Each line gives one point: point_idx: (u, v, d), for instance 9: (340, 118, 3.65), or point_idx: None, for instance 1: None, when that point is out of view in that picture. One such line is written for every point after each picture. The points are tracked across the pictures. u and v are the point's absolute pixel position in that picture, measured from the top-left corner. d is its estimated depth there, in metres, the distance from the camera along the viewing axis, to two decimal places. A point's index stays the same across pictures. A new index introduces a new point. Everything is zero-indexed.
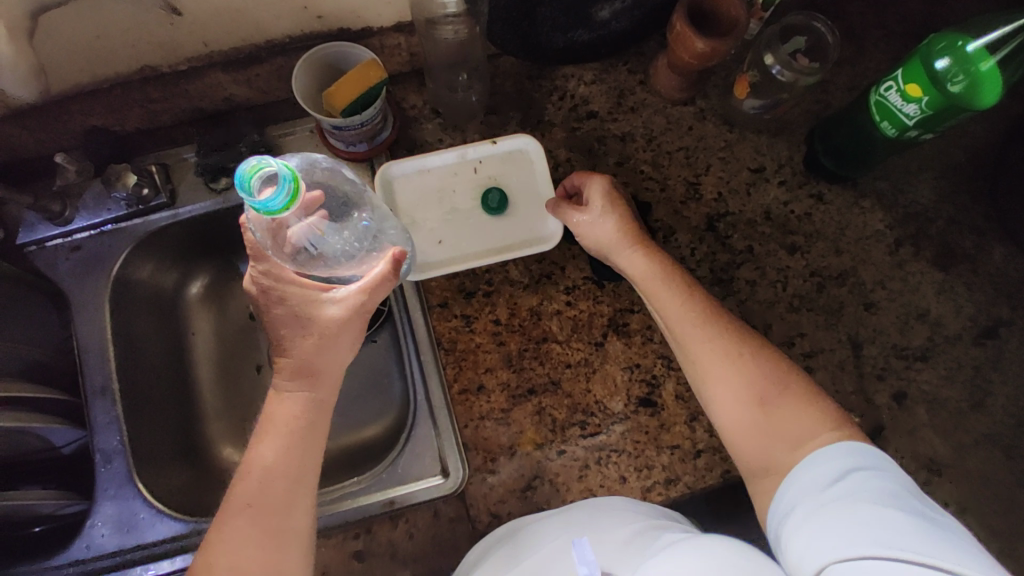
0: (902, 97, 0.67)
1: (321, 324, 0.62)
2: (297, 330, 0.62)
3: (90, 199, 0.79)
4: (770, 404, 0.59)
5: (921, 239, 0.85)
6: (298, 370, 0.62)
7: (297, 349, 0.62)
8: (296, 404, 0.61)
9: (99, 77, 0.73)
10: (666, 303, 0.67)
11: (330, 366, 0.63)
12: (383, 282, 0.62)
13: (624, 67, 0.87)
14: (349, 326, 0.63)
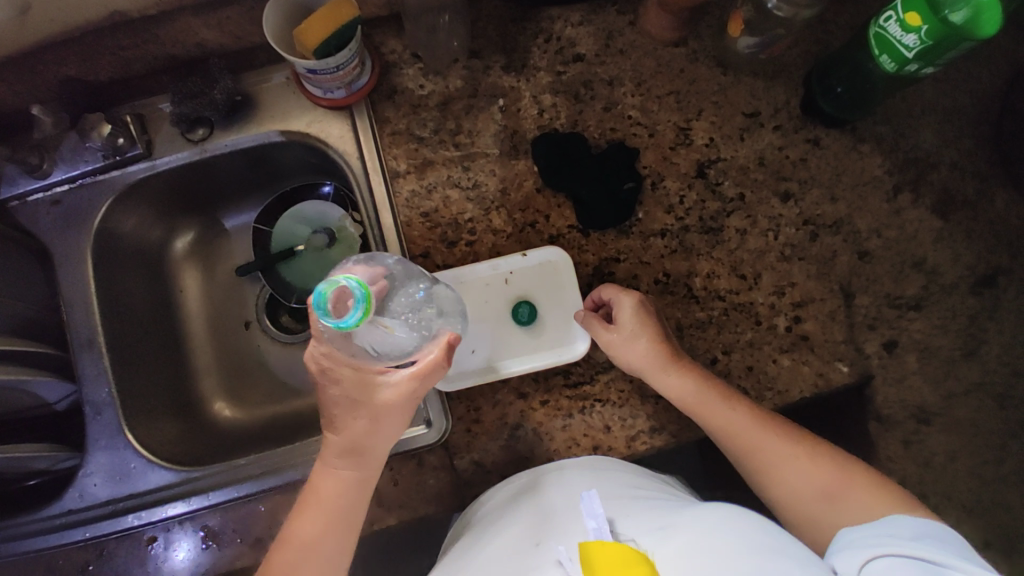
0: (902, 28, 0.64)
1: (371, 408, 0.63)
2: (348, 409, 0.63)
3: (66, 151, 0.78)
4: (839, 499, 0.62)
5: (921, 186, 0.82)
6: (341, 447, 0.63)
7: (345, 430, 0.63)
8: (340, 483, 0.63)
9: (69, 26, 0.71)
10: (723, 415, 0.68)
11: (377, 449, 0.64)
12: (434, 369, 0.63)
13: (612, 8, 0.83)
14: (394, 412, 0.63)
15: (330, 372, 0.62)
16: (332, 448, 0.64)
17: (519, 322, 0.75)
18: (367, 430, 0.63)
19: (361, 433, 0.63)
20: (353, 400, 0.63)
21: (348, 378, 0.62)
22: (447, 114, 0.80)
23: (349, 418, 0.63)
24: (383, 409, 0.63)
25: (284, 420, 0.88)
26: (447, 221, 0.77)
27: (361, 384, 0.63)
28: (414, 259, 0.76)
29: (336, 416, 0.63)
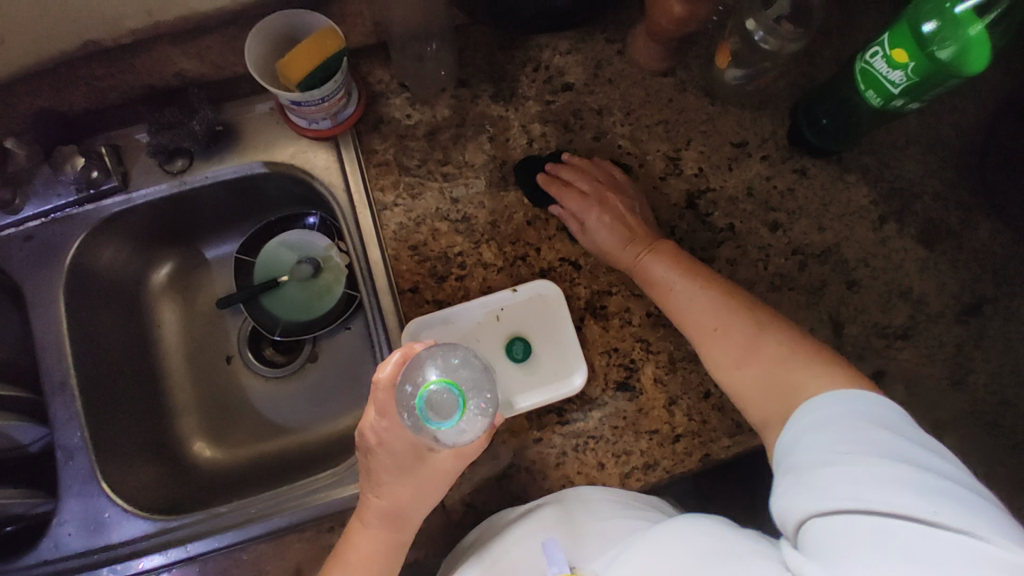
0: (888, 64, 0.64)
1: (416, 474, 0.62)
2: (395, 477, 0.62)
3: (39, 185, 0.75)
4: (753, 354, 0.61)
5: (906, 215, 0.83)
6: (378, 511, 0.62)
7: (386, 494, 0.62)
8: (375, 544, 0.61)
9: (43, 59, 0.68)
10: (666, 270, 0.70)
11: (414, 515, 0.63)
12: (476, 448, 0.62)
13: (601, 36, 0.83)
14: (436, 479, 0.63)
15: (382, 434, 0.62)
16: (371, 510, 0.62)
17: (514, 359, 0.74)
18: (409, 495, 0.62)
19: (402, 498, 0.62)
20: (400, 466, 0.62)
21: (398, 442, 0.62)
22: (435, 145, 0.78)
23: (393, 482, 0.62)
24: (426, 477, 0.62)
25: (270, 458, 0.86)
26: (436, 255, 0.76)
27: (409, 450, 0.62)
28: (403, 294, 0.74)
29: (380, 478, 0.62)
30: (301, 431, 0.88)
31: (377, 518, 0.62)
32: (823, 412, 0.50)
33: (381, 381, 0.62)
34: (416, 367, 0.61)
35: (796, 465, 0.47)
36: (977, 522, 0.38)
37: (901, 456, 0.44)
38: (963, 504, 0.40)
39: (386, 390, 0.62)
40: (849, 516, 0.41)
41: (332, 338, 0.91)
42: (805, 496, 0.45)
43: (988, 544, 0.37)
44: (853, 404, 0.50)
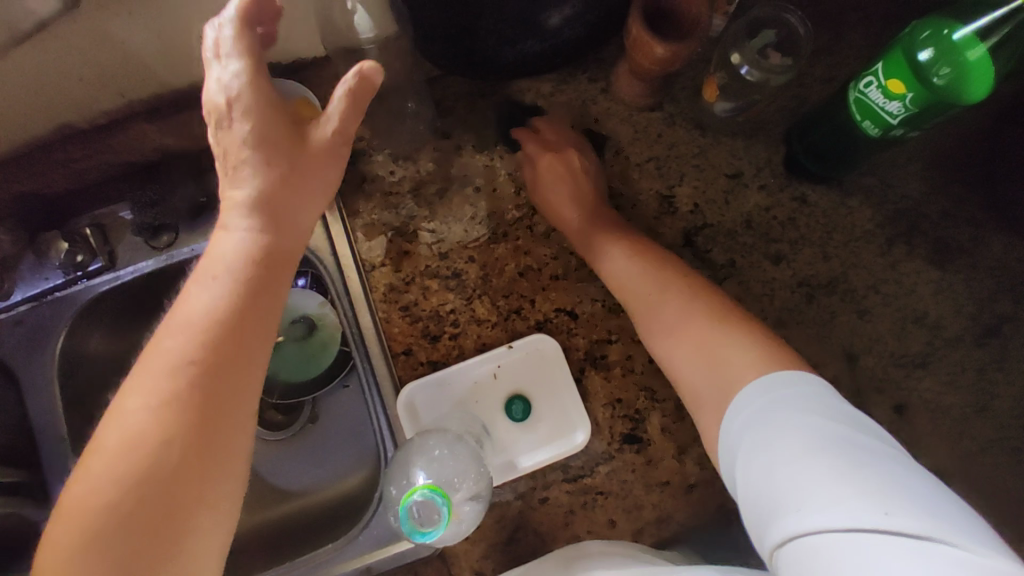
0: (884, 95, 0.61)
1: (277, 205, 0.49)
2: (259, 153, 0.48)
3: (25, 270, 0.75)
4: (680, 327, 0.63)
5: (914, 236, 0.79)
6: (237, 185, 0.49)
7: (227, 243, 0.48)
8: (235, 249, 0.48)
9: (18, 144, 0.70)
10: (605, 263, 0.71)
11: (289, 209, 0.50)
12: (348, 112, 0.50)
13: (583, 75, 0.81)
14: (302, 218, 0.51)
15: (237, 158, 0.49)
16: (211, 262, 0.48)
17: (514, 419, 0.71)
18: (264, 262, 0.48)
19: (269, 214, 0.49)
20: (262, 202, 0.49)
21: (267, 136, 0.48)
22: (420, 200, 0.77)
23: (232, 241, 0.48)
24: (289, 132, 0.49)
25: (275, 525, 0.85)
26: (428, 314, 0.74)
27: (274, 139, 0.49)
28: (396, 357, 0.73)
29: (228, 212, 0.49)
30: (305, 494, 0.86)
31: (223, 283, 0.46)
32: (758, 404, 0.52)
33: (224, 24, 0.48)
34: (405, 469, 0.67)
35: (749, 476, 0.49)
36: (930, 518, 0.41)
37: (848, 451, 0.45)
38: (909, 498, 0.42)
39: (241, 31, 0.48)
40: (809, 536, 0.43)
41: (332, 398, 0.88)
42: (777, 515, 0.46)
43: (939, 544, 0.39)
44: (786, 391, 0.51)
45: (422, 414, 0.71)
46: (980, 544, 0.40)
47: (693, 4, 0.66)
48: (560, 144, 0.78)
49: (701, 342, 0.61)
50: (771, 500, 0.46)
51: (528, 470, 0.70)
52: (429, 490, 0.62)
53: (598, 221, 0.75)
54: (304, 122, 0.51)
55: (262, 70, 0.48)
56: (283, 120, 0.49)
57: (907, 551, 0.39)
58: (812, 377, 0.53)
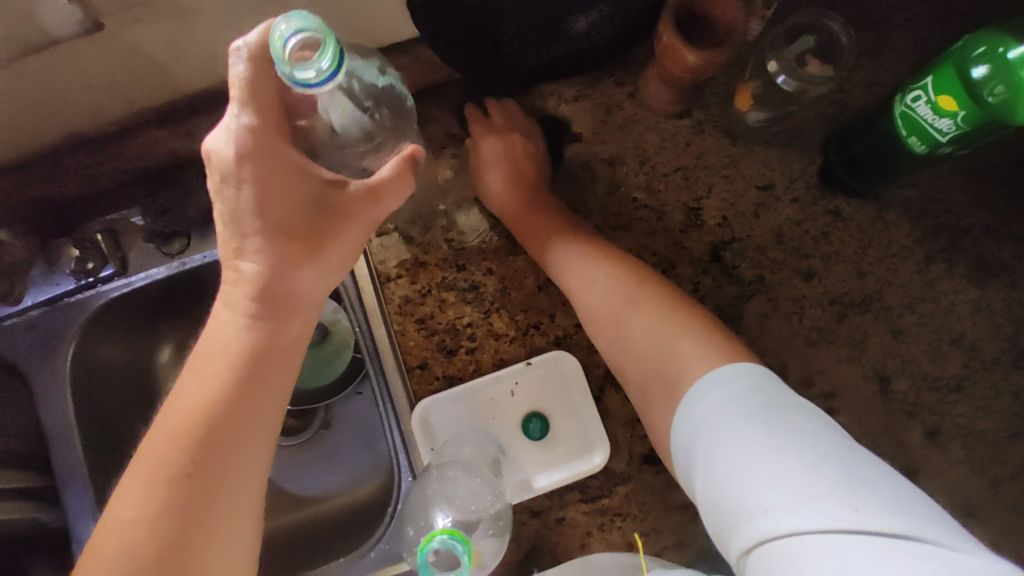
0: (934, 111, 0.58)
1: (284, 287, 0.48)
2: (266, 240, 0.47)
3: (38, 276, 0.72)
4: (628, 317, 0.60)
5: (955, 252, 0.75)
6: (246, 261, 0.48)
7: (232, 331, 0.49)
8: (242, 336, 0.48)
9: (29, 149, 0.68)
10: (554, 251, 0.67)
11: (303, 296, 0.50)
12: (397, 185, 0.49)
13: (609, 79, 0.77)
14: (309, 288, 0.50)
15: (241, 226, 0.47)
16: (215, 356, 0.48)
17: (530, 438, 0.69)
18: (269, 342, 0.49)
19: (277, 295, 0.48)
20: (269, 290, 0.48)
21: (277, 214, 0.47)
22: (438, 209, 0.74)
23: (238, 322, 0.48)
24: (302, 207, 0.47)
25: (284, 533, 0.82)
26: (444, 327, 0.72)
27: (284, 208, 0.47)
28: (411, 371, 0.71)
29: (237, 294, 0.49)
30: (319, 501, 0.84)
31: (225, 370, 0.48)
32: (716, 397, 0.49)
33: (240, 56, 0.45)
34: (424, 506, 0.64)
35: (714, 477, 0.46)
36: (893, 516, 0.39)
37: (815, 450, 0.43)
38: (876, 492, 0.40)
39: (251, 94, 0.45)
40: (780, 542, 0.40)
41: (345, 404, 0.87)
42: (739, 521, 0.43)
43: (913, 542, 0.37)
44: (746, 386, 0.49)
45: (436, 431, 0.69)
46: (953, 538, 0.38)
47: (727, 9, 0.62)
48: (506, 128, 0.76)
49: (650, 334, 0.58)
50: (733, 506, 0.44)
51: (545, 489, 0.68)
52: (449, 537, 0.52)
53: (534, 209, 0.72)
54: (321, 187, 0.47)
55: (276, 130, 0.46)
56: (301, 175, 0.47)
57: (882, 552, 0.37)
58: (763, 370, 0.51)
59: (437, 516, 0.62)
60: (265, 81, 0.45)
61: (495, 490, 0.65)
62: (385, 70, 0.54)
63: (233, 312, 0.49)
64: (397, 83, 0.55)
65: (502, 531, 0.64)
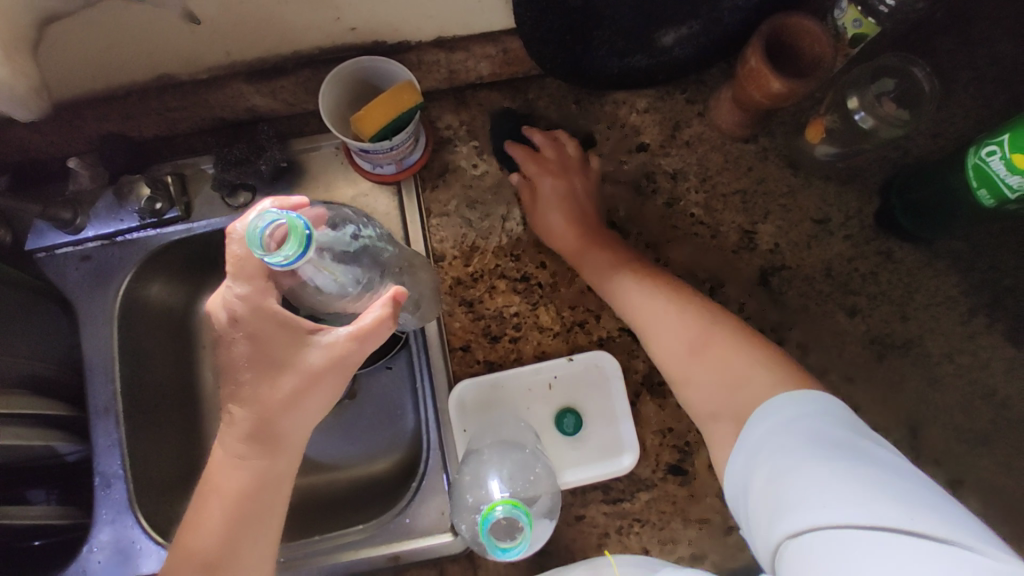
0: (1006, 167, 0.59)
1: (271, 428, 0.53)
2: (255, 387, 0.52)
3: (102, 208, 0.74)
4: (704, 354, 0.61)
5: (999, 310, 0.76)
6: (237, 406, 0.54)
7: (227, 472, 0.54)
8: (238, 470, 0.54)
9: (113, 85, 0.67)
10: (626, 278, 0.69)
11: (292, 430, 0.55)
12: (378, 328, 0.52)
13: (681, 95, 0.79)
14: (300, 425, 0.55)
15: (235, 378, 0.53)
16: (213, 490, 0.55)
17: (563, 433, 0.70)
18: (261, 476, 0.54)
19: (266, 432, 0.54)
20: (257, 431, 0.53)
21: (267, 363, 0.52)
22: (499, 198, 0.76)
23: (233, 461, 0.54)
24: (286, 350, 0.52)
25: (296, 494, 0.81)
26: (492, 314, 0.73)
27: (272, 360, 0.52)
28: (453, 352, 0.72)
29: (232, 434, 0.54)
30: (335, 469, 0.82)
31: (219, 505, 0.54)
32: (783, 415, 0.52)
33: (235, 240, 0.52)
34: (478, 478, 0.64)
35: (766, 473, 0.49)
36: (936, 524, 0.40)
37: (859, 460, 0.45)
38: (927, 507, 0.42)
39: (246, 271, 0.51)
40: (822, 533, 0.42)
41: (372, 376, 0.83)
42: (782, 514, 0.46)
43: (939, 542, 0.39)
44: (809, 409, 0.51)
45: (472, 412, 0.70)
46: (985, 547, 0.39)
47: (817, 42, 0.64)
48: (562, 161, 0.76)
49: (729, 371, 0.59)
50: (778, 500, 0.47)
51: (574, 484, 0.69)
52: (512, 507, 0.55)
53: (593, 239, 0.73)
54: (302, 334, 0.52)
55: (266, 293, 0.52)
56: (284, 331, 0.52)
57: (928, 554, 0.38)
58: (840, 404, 0.52)
59: (493, 486, 0.62)
60: (251, 256, 0.51)
61: (545, 470, 0.66)
62: (357, 232, 0.57)
63: (225, 450, 0.54)
64: (369, 243, 0.58)
65: (553, 511, 0.64)
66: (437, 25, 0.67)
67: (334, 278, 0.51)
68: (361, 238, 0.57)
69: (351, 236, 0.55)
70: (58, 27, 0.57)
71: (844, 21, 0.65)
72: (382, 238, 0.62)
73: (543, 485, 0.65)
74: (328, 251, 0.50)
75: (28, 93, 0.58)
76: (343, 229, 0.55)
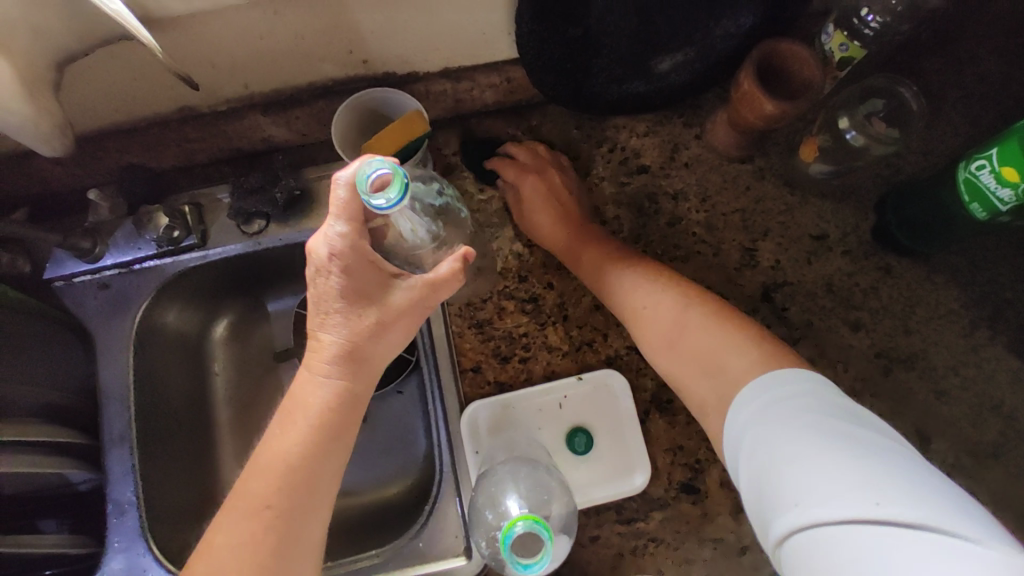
0: (997, 180, 0.61)
1: (360, 357, 0.54)
2: (344, 319, 0.53)
3: (121, 238, 0.76)
4: (681, 346, 0.61)
5: (999, 321, 0.77)
6: (326, 334, 0.54)
7: (311, 390, 0.54)
8: (322, 393, 0.54)
9: (135, 117, 0.70)
10: (619, 279, 0.69)
11: (376, 359, 0.55)
12: (448, 283, 0.55)
13: (679, 120, 0.82)
14: (385, 351, 0.56)
15: (324, 308, 0.53)
16: (296, 408, 0.54)
17: (575, 452, 0.70)
18: (344, 404, 0.54)
19: (351, 362, 0.54)
20: (346, 356, 0.53)
21: (359, 302, 0.53)
22: (506, 221, 0.78)
23: (315, 384, 0.54)
24: (377, 291, 0.54)
25: None
26: (501, 334, 0.74)
27: (363, 296, 0.53)
28: (463, 373, 0.73)
29: (315, 359, 0.54)
30: (345, 495, 0.81)
31: (302, 431, 0.53)
32: (758, 399, 0.51)
33: (340, 184, 0.52)
34: (495, 497, 0.64)
35: (750, 466, 0.49)
36: (917, 508, 0.40)
37: (837, 441, 0.45)
38: (912, 492, 0.41)
39: (348, 213, 0.52)
40: (809, 532, 0.43)
41: (383, 401, 0.84)
42: (773, 511, 0.46)
43: (927, 531, 0.39)
44: (787, 386, 0.51)
45: (484, 434, 0.71)
46: (980, 532, 0.39)
47: (807, 67, 0.67)
48: (540, 165, 0.78)
49: (697, 352, 0.59)
50: (766, 496, 0.47)
51: (586, 505, 0.69)
52: (531, 523, 0.55)
53: (582, 238, 0.74)
54: (391, 279, 0.54)
55: (362, 236, 0.53)
56: (373, 272, 0.53)
57: (913, 544, 0.38)
58: (813, 374, 0.51)
59: (510, 504, 0.62)
60: (356, 199, 0.52)
61: (561, 486, 0.66)
62: (441, 188, 0.65)
63: (309, 374, 0.54)
64: (451, 201, 0.66)
65: (569, 529, 0.64)
66: (444, 55, 0.70)
67: (414, 230, 0.57)
68: (443, 195, 0.64)
69: (436, 192, 0.63)
70: (84, 62, 0.60)
71: (831, 46, 0.68)
72: (460, 200, 0.70)
73: (559, 502, 0.65)
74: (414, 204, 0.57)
75: (54, 128, 0.60)
76: (430, 185, 0.63)
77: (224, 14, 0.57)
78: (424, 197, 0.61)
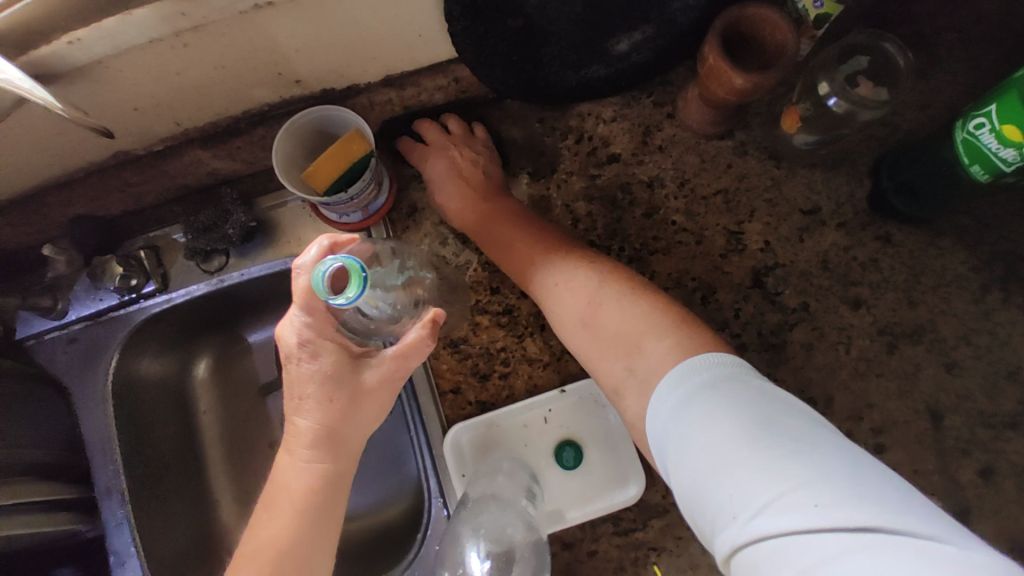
0: (998, 140, 0.54)
1: (338, 437, 0.52)
2: (319, 402, 0.51)
3: (81, 290, 0.75)
4: (598, 326, 0.59)
5: (1014, 283, 0.71)
6: (302, 418, 0.52)
7: (293, 473, 0.52)
8: (305, 476, 0.52)
9: (70, 168, 0.67)
10: (545, 267, 0.65)
11: (354, 436, 0.54)
12: (417, 350, 0.52)
13: (648, 99, 0.75)
14: (363, 428, 0.54)
15: (299, 392, 0.52)
16: (280, 492, 0.53)
17: (565, 467, 0.67)
18: (327, 485, 0.53)
19: (330, 443, 0.52)
20: (323, 439, 0.52)
21: (332, 385, 0.51)
22: None
23: (298, 467, 0.52)
24: (347, 371, 0.51)
25: None
26: (478, 351, 0.71)
27: (334, 377, 0.51)
28: (443, 395, 0.70)
29: (295, 442, 0.53)
30: (344, 520, 0.79)
31: (289, 513, 0.52)
32: (680, 395, 0.47)
33: (300, 271, 0.51)
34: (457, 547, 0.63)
35: (682, 474, 0.44)
36: (860, 505, 0.36)
37: (756, 438, 0.41)
38: (854, 488, 0.37)
39: (309, 300, 0.50)
40: (756, 543, 0.38)
41: None
42: (716, 522, 0.41)
43: (879, 532, 0.34)
44: (698, 377, 0.47)
45: (470, 458, 0.68)
46: (920, 521, 0.35)
47: (778, 29, 0.60)
48: (441, 146, 0.74)
49: (619, 332, 0.57)
50: (706, 505, 0.42)
51: (578, 520, 0.67)
52: None
53: (496, 214, 0.71)
54: (362, 356, 0.52)
55: (329, 320, 0.51)
56: (342, 353, 0.51)
57: (866, 546, 0.34)
58: (723, 363, 0.48)
59: (470, 560, 0.62)
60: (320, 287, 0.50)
61: (528, 526, 0.64)
62: (401, 266, 0.59)
63: (291, 458, 0.53)
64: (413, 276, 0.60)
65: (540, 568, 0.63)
66: (383, 64, 0.65)
67: (373, 304, 0.50)
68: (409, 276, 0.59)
69: (398, 272, 0.58)
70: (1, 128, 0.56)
71: (804, 3, 0.62)
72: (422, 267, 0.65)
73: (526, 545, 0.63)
74: (377, 290, 0.51)
75: None
76: (391, 264, 0.57)
77: (133, 54, 0.52)
78: (384, 280, 0.54)
